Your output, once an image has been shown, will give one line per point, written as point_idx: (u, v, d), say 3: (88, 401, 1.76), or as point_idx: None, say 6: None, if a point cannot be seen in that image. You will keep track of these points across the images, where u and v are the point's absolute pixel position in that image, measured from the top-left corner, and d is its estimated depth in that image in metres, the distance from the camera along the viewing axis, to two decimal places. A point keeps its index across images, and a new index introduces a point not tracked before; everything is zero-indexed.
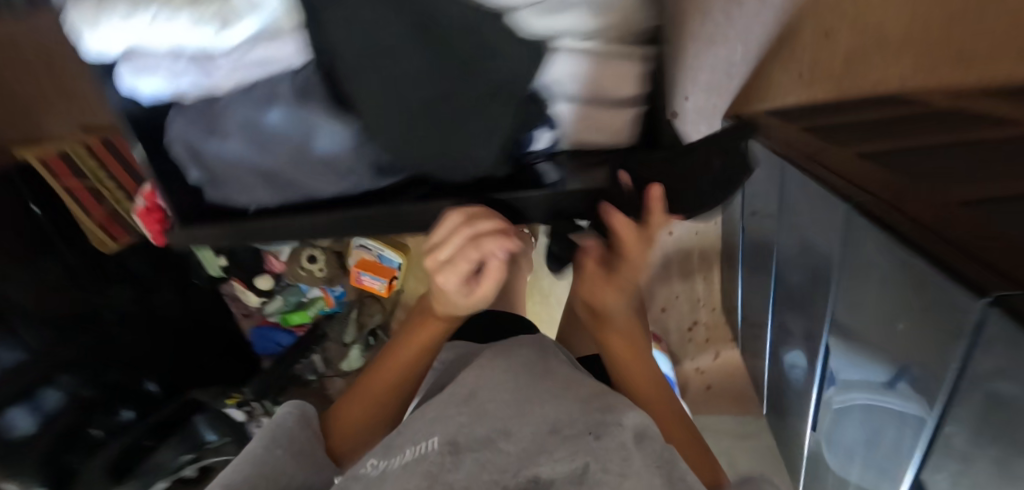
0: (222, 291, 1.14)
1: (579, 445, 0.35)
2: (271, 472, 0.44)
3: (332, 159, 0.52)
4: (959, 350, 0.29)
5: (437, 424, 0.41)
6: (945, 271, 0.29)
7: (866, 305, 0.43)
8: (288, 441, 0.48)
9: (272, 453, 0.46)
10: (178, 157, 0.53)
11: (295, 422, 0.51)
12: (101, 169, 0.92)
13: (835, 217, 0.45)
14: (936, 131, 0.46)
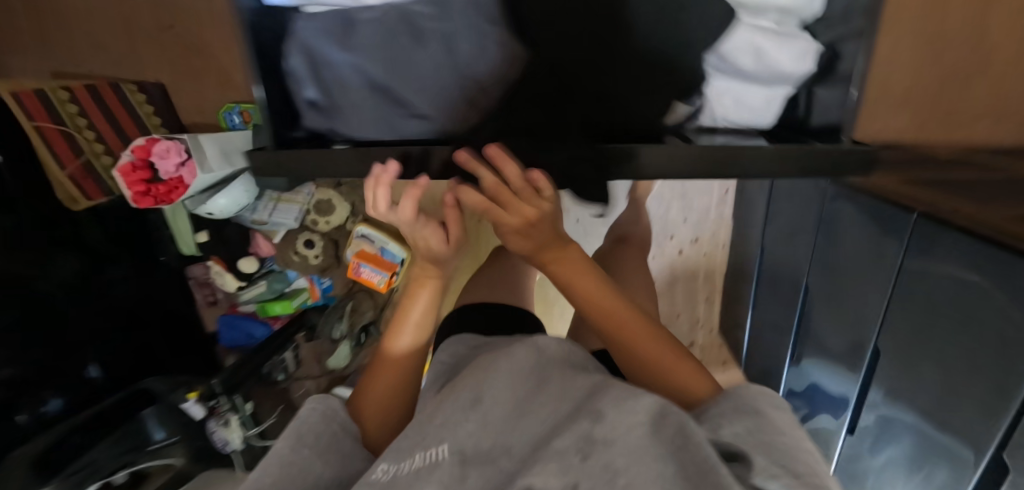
0: (188, 276, 1.02)
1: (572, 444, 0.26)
2: (305, 478, 0.31)
3: (473, 84, 0.44)
4: None
5: (443, 427, 0.30)
6: None
7: (924, 321, 0.45)
8: (320, 437, 0.35)
9: (301, 454, 0.33)
10: (294, 70, 0.47)
11: (323, 413, 0.38)
12: (79, 114, 0.77)
13: (896, 236, 0.48)
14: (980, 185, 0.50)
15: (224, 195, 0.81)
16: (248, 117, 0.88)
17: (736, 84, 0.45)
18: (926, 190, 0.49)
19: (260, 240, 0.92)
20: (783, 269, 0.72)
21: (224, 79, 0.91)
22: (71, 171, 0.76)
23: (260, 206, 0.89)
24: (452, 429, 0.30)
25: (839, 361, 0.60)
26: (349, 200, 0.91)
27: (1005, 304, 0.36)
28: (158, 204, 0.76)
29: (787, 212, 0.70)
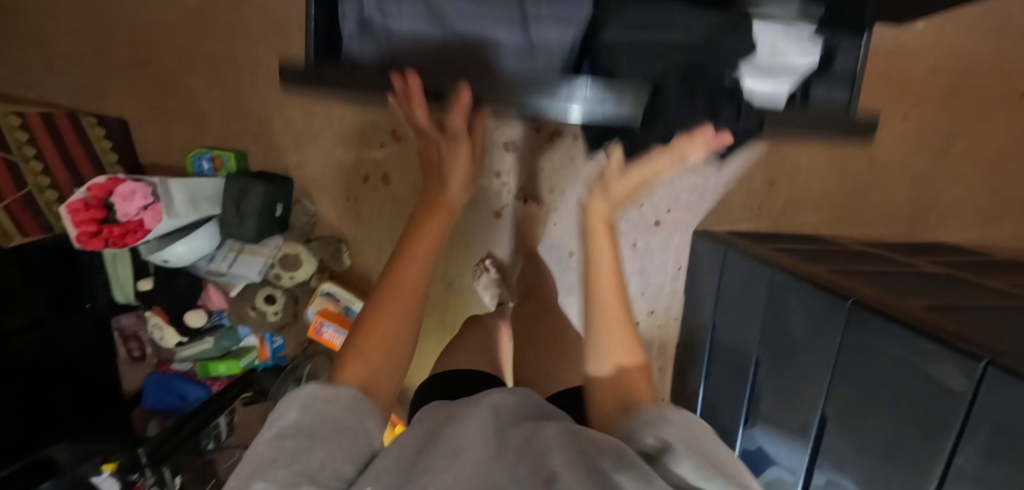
0: (110, 326, 0.93)
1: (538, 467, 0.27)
2: (293, 462, 0.29)
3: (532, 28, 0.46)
4: (959, 412, 0.40)
5: (424, 462, 0.28)
6: (943, 344, 0.42)
7: (856, 391, 0.52)
8: (309, 427, 0.32)
9: (289, 447, 0.30)
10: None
11: (298, 408, 0.34)
12: (28, 143, 0.71)
13: (828, 316, 0.57)
14: (884, 277, 0.62)
15: (184, 243, 0.76)
16: (219, 164, 0.85)
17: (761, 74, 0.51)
18: (858, 283, 0.59)
19: (214, 292, 0.85)
20: (735, 342, 0.79)
21: (199, 124, 0.89)
22: (9, 203, 0.68)
23: (219, 256, 0.82)
24: (431, 462, 0.28)
25: (788, 431, 0.65)
26: (318, 256, 0.88)
27: (916, 369, 0.44)
28: (106, 246, 0.70)
29: (736, 291, 0.79)
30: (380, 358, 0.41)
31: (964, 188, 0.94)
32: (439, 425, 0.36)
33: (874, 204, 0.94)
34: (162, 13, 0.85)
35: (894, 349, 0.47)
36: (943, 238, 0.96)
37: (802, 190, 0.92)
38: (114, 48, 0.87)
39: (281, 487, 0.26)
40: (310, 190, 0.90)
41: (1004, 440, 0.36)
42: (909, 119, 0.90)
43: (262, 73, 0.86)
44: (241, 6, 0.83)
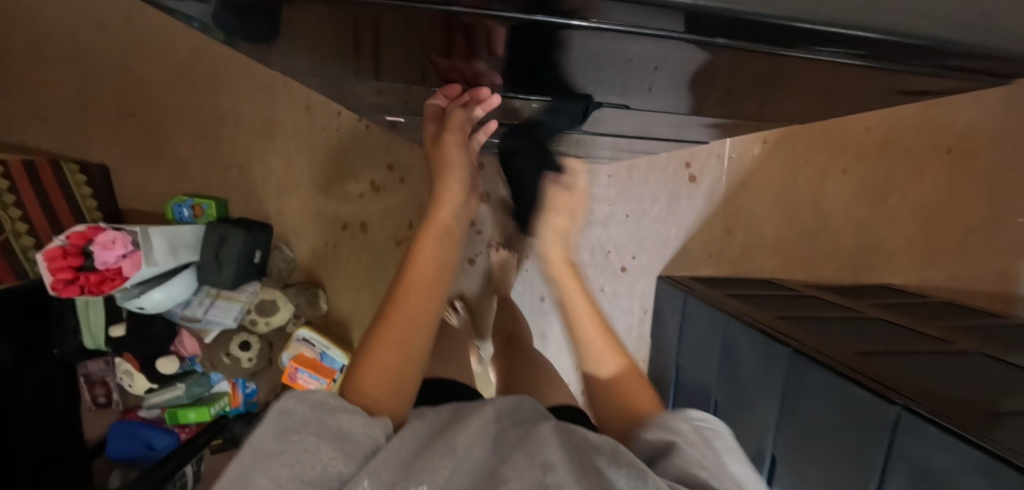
0: (78, 372, 0.91)
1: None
2: (290, 468, 0.26)
3: None
4: (881, 454, 0.45)
5: (423, 468, 0.28)
6: (866, 389, 0.46)
7: (798, 437, 0.56)
8: (316, 423, 0.29)
9: (291, 443, 0.27)
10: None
11: (309, 400, 0.30)
12: (9, 191, 0.73)
13: (773, 362, 0.61)
14: (822, 322, 0.67)
15: (161, 290, 0.76)
16: (199, 212, 0.86)
17: None
18: (801, 330, 0.63)
19: (188, 339, 0.84)
20: (698, 386, 0.83)
21: (182, 172, 0.91)
22: None
23: (195, 302, 0.83)
24: (430, 470, 0.28)
25: None
26: (294, 301, 0.90)
27: (841, 414, 0.49)
28: (82, 293, 0.70)
29: (698, 335, 0.83)
30: (403, 357, 0.34)
31: (904, 236, 1.02)
32: (443, 418, 0.35)
33: (824, 251, 1.01)
34: (150, 67, 0.88)
35: (828, 395, 0.51)
36: (888, 281, 1.03)
37: (756, 238, 0.99)
38: (99, 97, 0.89)
39: None
40: (289, 236, 0.93)
41: (920, 482, 0.41)
42: (849, 175, 0.99)
43: (246, 126, 0.90)
44: (228, 63, 0.88)
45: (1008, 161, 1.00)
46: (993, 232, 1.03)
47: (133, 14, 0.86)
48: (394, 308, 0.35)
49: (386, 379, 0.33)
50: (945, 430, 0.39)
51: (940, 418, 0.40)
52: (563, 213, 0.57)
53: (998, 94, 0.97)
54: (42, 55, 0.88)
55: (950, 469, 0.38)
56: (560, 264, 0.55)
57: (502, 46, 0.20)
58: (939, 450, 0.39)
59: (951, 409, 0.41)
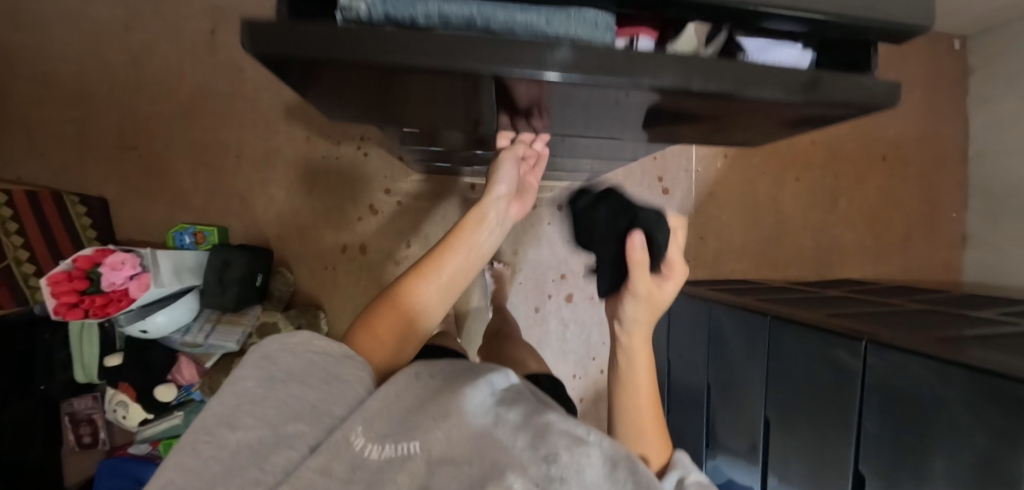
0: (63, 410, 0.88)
1: (535, 474, 0.21)
2: (278, 406, 0.25)
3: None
4: (856, 391, 0.50)
5: (419, 424, 0.24)
6: (835, 333, 0.53)
7: (784, 404, 0.61)
8: (302, 371, 0.28)
9: (277, 391, 0.26)
10: None
11: (290, 348, 0.30)
12: (11, 218, 0.74)
13: (758, 337, 0.67)
14: (796, 300, 0.75)
15: (165, 313, 0.77)
16: (201, 239, 0.88)
17: None
18: (784, 306, 0.69)
19: (187, 365, 0.84)
20: (689, 380, 0.87)
21: (181, 202, 0.93)
22: None
23: (195, 328, 0.82)
24: (425, 428, 0.24)
25: (740, 456, 0.72)
26: (294, 323, 0.91)
27: (819, 364, 0.55)
28: (85, 317, 0.71)
29: (685, 330, 0.89)
30: (410, 327, 0.40)
31: (854, 235, 1.14)
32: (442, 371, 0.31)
33: (786, 252, 1.11)
34: (153, 103, 0.92)
35: (809, 352, 0.57)
36: (847, 276, 1.13)
37: (726, 242, 1.08)
38: (99, 133, 0.92)
39: (264, 436, 0.22)
40: (289, 261, 0.95)
41: (887, 407, 0.46)
42: (801, 182, 1.11)
43: (248, 158, 0.94)
44: (232, 100, 0.93)
45: (934, 165, 1.14)
46: (932, 228, 1.15)
47: (139, 55, 0.91)
48: (421, 281, 0.40)
49: (386, 338, 0.38)
50: (902, 350, 0.44)
51: (899, 341, 0.46)
52: (647, 301, 0.41)
53: (917, 109, 1.12)
54: (42, 93, 0.90)
55: (910, 385, 0.44)
56: (635, 343, 0.41)
57: (524, 90, 0.31)
58: (901, 371, 0.45)
59: (910, 337, 0.46)
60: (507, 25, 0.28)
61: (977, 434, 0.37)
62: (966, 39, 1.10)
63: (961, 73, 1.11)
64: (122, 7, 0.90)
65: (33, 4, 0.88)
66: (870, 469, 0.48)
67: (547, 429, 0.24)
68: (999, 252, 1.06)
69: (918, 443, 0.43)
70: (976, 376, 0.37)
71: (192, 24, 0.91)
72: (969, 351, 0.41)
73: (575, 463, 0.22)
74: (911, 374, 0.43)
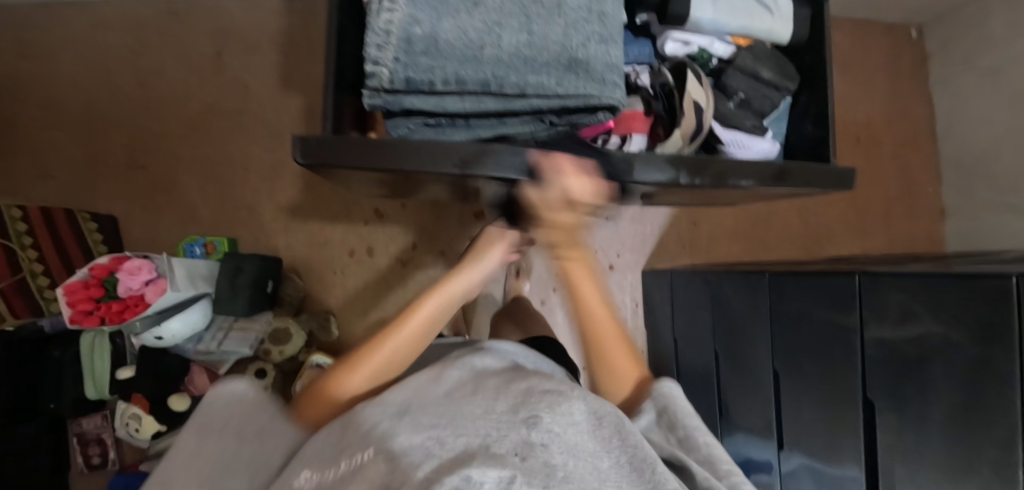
0: (70, 431, 0.87)
1: (518, 438, 0.27)
2: (216, 462, 0.27)
3: (590, 32, 0.40)
4: (854, 322, 0.53)
5: (363, 439, 0.28)
6: (832, 275, 0.56)
7: (792, 355, 0.64)
8: (239, 425, 0.30)
9: (210, 446, 0.28)
10: (387, 52, 0.38)
11: (227, 395, 0.32)
12: (26, 233, 0.76)
13: (758, 296, 0.71)
14: (790, 265, 0.79)
15: (180, 318, 0.79)
16: (211, 249, 0.90)
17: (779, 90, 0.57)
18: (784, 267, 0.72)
19: (199, 375, 0.84)
20: (698, 357, 0.89)
21: (190, 216, 0.95)
22: (4, 286, 0.71)
23: (208, 336, 0.84)
24: (376, 438, 0.27)
25: (755, 422, 0.74)
26: (307, 327, 0.92)
27: (821, 309, 0.58)
28: (101, 324, 0.72)
29: (688, 308, 0.92)
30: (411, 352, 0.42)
31: (839, 215, 1.19)
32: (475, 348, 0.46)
33: (776, 233, 1.15)
34: (160, 122, 0.95)
35: (811, 297, 0.60)
36: (836, 253, 1.18)
37: (719, 227, 1.13)
38: (108, 153, 0.94)
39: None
40: (299, 268, 0.97)
41: (886, 330, 0.49)
42: None
43: (254, 170, 0.97)
44: (238, 115, 0.96)
45: (906, 143, 1.21)
46: (911, 204, 1.21)
47: (147, 79, 0.95)
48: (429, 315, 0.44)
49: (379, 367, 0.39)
50: (891, 276, 0.48)
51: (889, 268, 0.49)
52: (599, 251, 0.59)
53: (882, 94, 1.20)
54: (53, 119, 0.94)
55: (903, 301, 0.47)
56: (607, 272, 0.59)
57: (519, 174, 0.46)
58: (895, 291, 0.48)
59: (898, 266, 0.49)
60: (519, 86, 0.39)
61: (966, 336, 0.40)
62: (920, 27, 1.20)
63: (921, 57, 1.20)
64: (131, 33, 0.94)
65: (46, 37, 0.93)
66: (882, 400, 0.51)
67: (525, 398, 0.30)
68: (975, 220, 1.10)
69: (918, 362, 0.46)
70: (968, 281, 0.40)
71: (199, 48, 0.95)
72: (954, 269, 0.44)
73: (553, 421, 0.28)
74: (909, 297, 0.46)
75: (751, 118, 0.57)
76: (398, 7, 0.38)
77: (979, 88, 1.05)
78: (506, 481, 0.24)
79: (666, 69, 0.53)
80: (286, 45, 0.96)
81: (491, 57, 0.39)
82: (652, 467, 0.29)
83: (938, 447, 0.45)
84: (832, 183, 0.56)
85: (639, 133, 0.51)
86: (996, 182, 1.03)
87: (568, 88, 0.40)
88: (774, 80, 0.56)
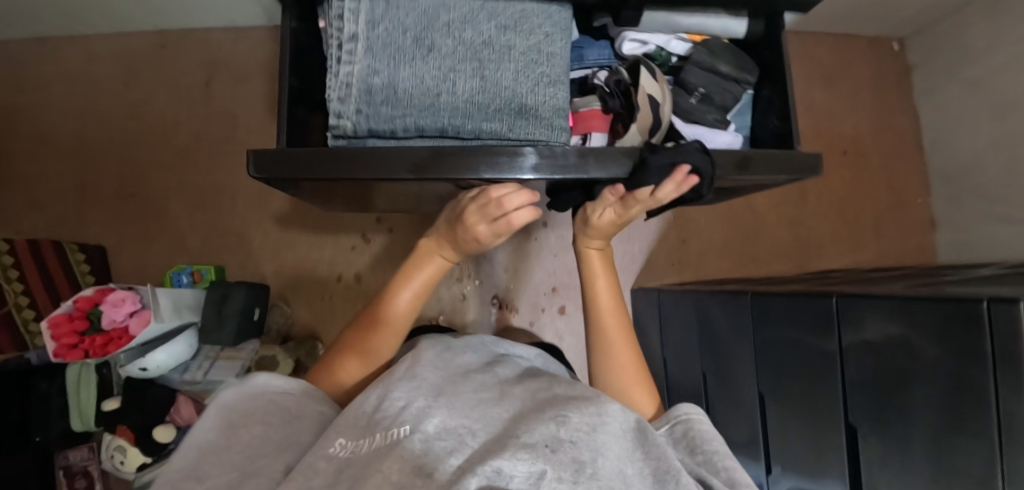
0: (56, 465, 0.86)
1: (550, 435, 0.25)
2: (247, 448, 0.30)
3: (539, 76, 0.42)
4: (834, 346, 0.53)
5: (397, 416, 0.28)
6: (811, 297, 0.56)
7: (778, 378, 0.63)
8: (260, 414, 0.33)
9: (237, 434, 0.31)
10: (348, 103, 0.40)
11: (249, 392, 0.35)
12: (12, 266, 0.76)
13: (742, 319, 0.70)
14: (776, 284, 0.78)
15: (163, 350, 0.79)
16: (198, 278, 0.90)
17: (741, 80, 0.56)
18: (767, 287, 0.72)
19: (185, 405, 0.83)
20: (688, 376, 0.88)
21: (179, 245, 0.96)
22: None
23: (194, 366, 0.85)
24: (412, 415, 0.28)
25: (744, 445, 0.73)
26: (293, 356, 0.91)
27: (803, 331, 0.58)
28: (84, 357, 0.73)
29: (676, 327, 0.92)
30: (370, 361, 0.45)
31: (829, 228, 1.19)
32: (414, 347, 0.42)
33: (765, 248, 1.15)
34: (149, 153, 0.97)
35: (792, 321, 0.60)
36: (828, 267, 1.17)
37: (708, 244, 1.12)
38: (98, 184, 0.95)
39: (238, 475, 0.28)
40: (286, 294, 0.97)
41: (866, 353, 0.49)
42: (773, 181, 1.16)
43: (242, 198, 0.97)
44: (226, 144, 0.97)
45: (894, 154, 1.21)
46: (901, 215, 1.21)
47: (137, 110, 0.96)
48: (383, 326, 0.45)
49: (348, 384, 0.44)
50: (868, 299, 0.48)
51: (867, 292, 0.49)
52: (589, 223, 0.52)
53: (867, 107, 1.21)
54: (45, 152, 0.95)
55: (881, 321, 0.46)
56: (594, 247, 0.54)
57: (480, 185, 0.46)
58: (872, 313, 0.47)
59: (875, 289, 0.49)
60: (474, 132, 0.41)
61: (944, 357, 0.40)
62: (903, 40, 1.21)
63: (904, 69, 1.21)
64: (122, 67, 0.96)
65: (39, 72, 0.95)
66: (865, 426, 0.50)
67: (555, 402, 0.29)
68: (964, 231, 1.10)
69: (897, 385, 0.45)
70: (945, 304, 0.39)
71: (187, 79, 0.97)
72: (936, 291, 0.43)
73: (582, 425, 0.27)
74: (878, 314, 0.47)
75: (712, 113, 0.56)
76: (357, 60, 0.40)
77: (963, 99, 1.05)
78: (535, 478, 0.23)
79: (625, 68, 0.53)
80: (272, 74, 0.98)
81: (447, 103, 0.41)
82: (676, 479, 0.28)
83: (921, 471, 0.44)
84: (799, 169, 0.52)
85: (597, 131, 0.53)
86: (983, 192, 1.03)
87: (517, 133, 0.42)
88: (731, 72, 0.55)
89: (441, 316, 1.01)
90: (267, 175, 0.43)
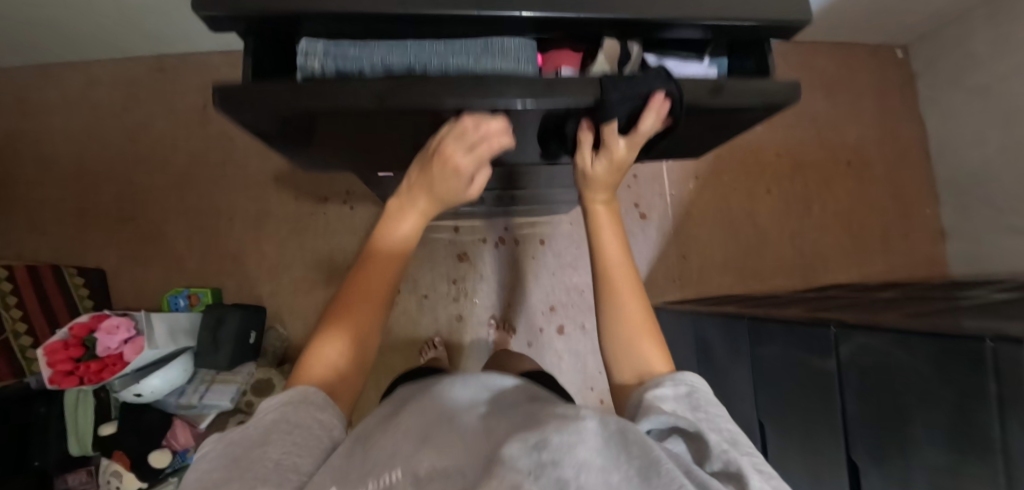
0: None
1: (528, 459, 0.21)
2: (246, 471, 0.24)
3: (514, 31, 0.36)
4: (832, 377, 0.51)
5: (386, 463, 0.25)
6: (807, 324, 0.54)
7: (778, 405, 0.61)
8: (259, 435, 0.27)
9: (234, 460, 0.25)
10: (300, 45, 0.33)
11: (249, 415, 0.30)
12: (11, 292, 0.77)
13: (740, 343, 0.69)
14: (776, 305, 0.76)
15: (158, 376, 0.79)
16: (195, 301, 0.91)
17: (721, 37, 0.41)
18: (766, 310, 0.70)
19: (181, 429, 0.84)
20: None
21: (177, 267, 0.96)
22: None
23: (190, 389, 0.85)
24: (402, 458, 0.25)
25: None
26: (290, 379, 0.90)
27: (800, 359, 0.56)
28: (79, 384, 0.72)
29: (677, 346, 0.90)
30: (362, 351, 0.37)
31: (834, 241, 1.16)
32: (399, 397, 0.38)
33: (768, 262, 1.13)
34: (149, 176, 0.97)
35: (789, 348, 0.58)
36: (833, 281, 1.15)
37: (709, 259, 1.11)
38: (99, 208, 0.97)
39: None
40: (283, 315, 0.97)
41: (867, 386, 0.46)
42: (774, 194, 1.14)
43: (239, 220, 0.98)
44: (223, 166, 0.98)
45: (900, 164, 1.18)
46: (909, 226, 1.18)
47: (138, 134, 0.98)
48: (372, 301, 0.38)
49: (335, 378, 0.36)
50: (864, 329, 0.46)
51: (864, 322, 0.47)
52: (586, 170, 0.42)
53: (871, 117, 1.18)
54: (47, 177, 0.96)
55: (881, 352, 0.44)
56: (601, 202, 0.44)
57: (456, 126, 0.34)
58: (871, 344, 0.45)
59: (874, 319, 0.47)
60: (441, 68, 0.32)
61: (950, 394, 0.38)
62: (906, 47, 1.18)
63: (908, 77, 1.18)
64: (122, 92, 0.97)
65: (43, 99, 0.96)
66: (867, 463, 0.48)
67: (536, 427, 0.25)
68: (976, 242, 1.07)
69: (900, 421, 0.43)
70: (950, 340, 0.37)
71: (186, 102, 0.98)
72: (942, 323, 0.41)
73: (566, 442, 0.22)
74: (872, 344, 0.45)
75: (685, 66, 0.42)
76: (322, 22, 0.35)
77: (969, 107, 1.02)
78: None
79: None
80: None
81: (415, 43, 0.33)
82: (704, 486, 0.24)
83: None
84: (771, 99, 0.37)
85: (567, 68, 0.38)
86: (994, 201, 1.00)
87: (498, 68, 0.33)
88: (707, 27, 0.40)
89: (438, 336, 0.99)
90: (219, 113, 0.31)
